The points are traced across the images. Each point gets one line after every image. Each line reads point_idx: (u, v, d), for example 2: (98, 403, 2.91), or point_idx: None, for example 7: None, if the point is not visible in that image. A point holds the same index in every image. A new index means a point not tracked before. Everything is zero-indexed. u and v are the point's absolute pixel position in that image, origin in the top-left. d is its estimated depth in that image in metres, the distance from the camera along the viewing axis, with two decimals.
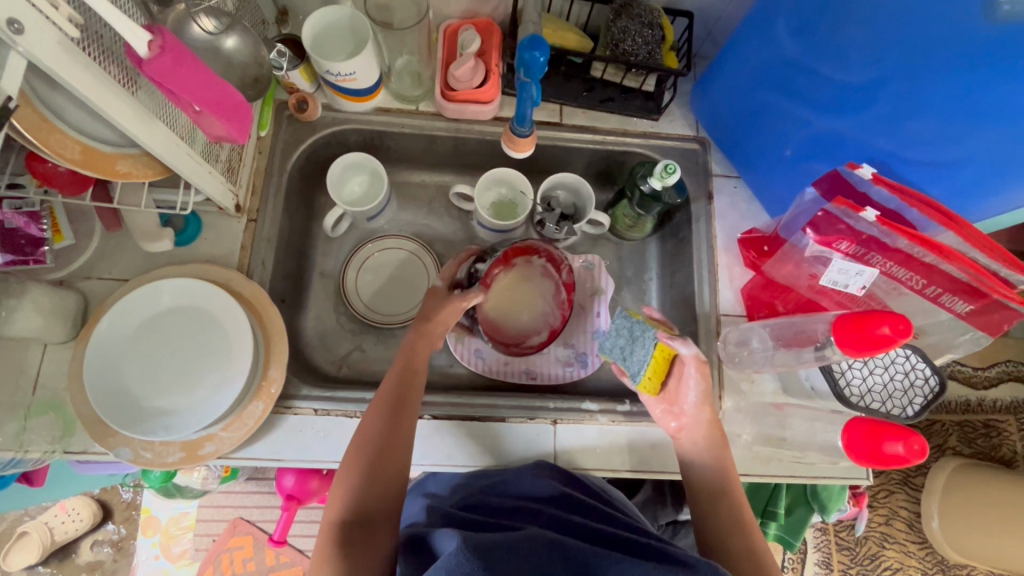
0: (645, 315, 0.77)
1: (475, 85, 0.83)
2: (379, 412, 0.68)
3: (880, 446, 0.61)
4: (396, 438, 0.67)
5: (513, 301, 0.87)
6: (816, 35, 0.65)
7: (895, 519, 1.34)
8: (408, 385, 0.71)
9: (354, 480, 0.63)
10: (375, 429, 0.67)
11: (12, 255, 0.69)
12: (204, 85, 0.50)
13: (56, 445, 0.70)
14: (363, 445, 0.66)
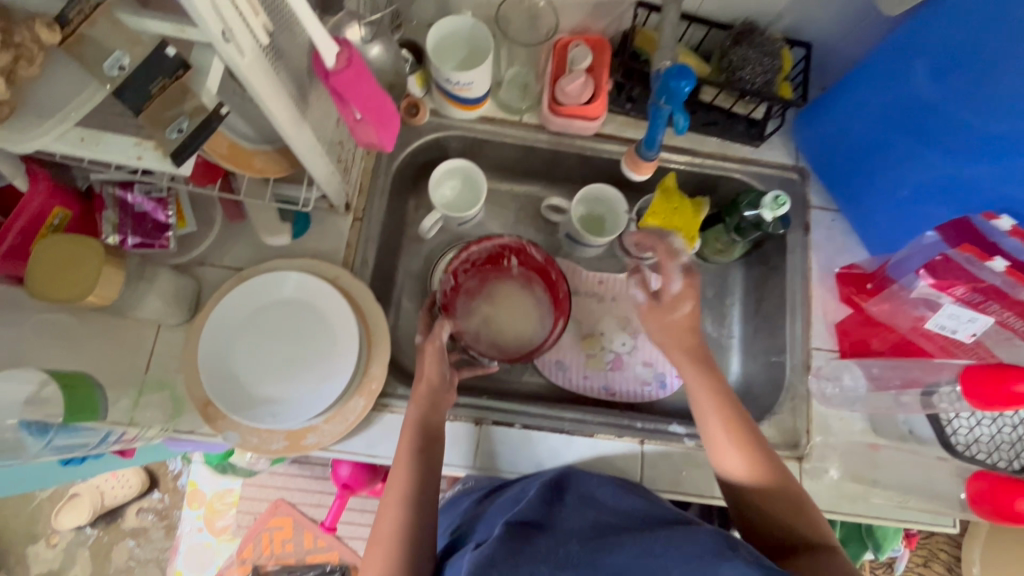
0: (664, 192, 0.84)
1: (583, 101, 0.83)
2: (409, 462, 0.67)
3: (1012, 502, 0.67)
4: (428, 487, 0.67)
5: (500, 316, 0.85)
6: (958, 82, 0.64)
7: (933, 561, 1.25)
8: (432, 428, 0.70)
9: (386, 536, 0.64)
10: (405, 483, 0.66)
11: (141, 238, 0.72)
12: (370, 96, 0.52)
13: (168, 423, 0.72)
14: (397, 498, 0.65)
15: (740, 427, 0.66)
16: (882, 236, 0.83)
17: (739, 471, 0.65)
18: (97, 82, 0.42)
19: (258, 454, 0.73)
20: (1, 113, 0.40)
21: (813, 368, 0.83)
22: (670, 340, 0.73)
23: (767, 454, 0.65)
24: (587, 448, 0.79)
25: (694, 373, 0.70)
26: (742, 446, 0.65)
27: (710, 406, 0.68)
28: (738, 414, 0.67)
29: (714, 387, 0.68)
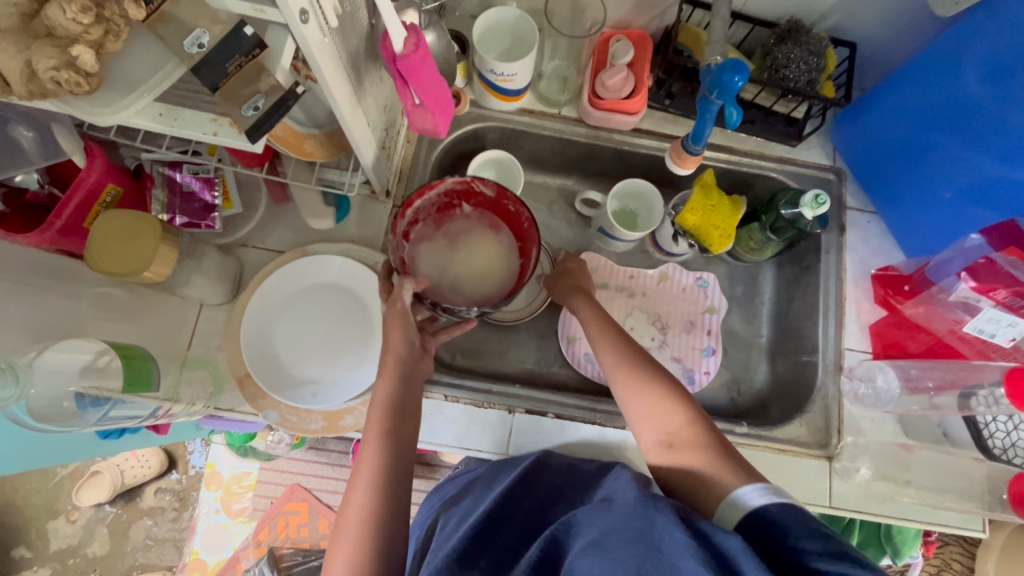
0: (695, 193, 0.84)
1: (624, 96, 0.83)
2: (377, 445, 0.64)
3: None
4: (400, 481, 0.63)
5: (467, 262, 0.71)
6: (1010, 85, 0.64)
7: (946, 571, 1.24)
8: (402, 403, 0.67)
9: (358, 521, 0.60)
10: (375, 465, 0.62)
11: (188, 218, 0.75)
12: (431, 81, 0.53)
13: (208, 400, 0.73)
14: (366, 488, 0.62)
15: (647, 368, 0.66)
16: (919, 238, 0.83)
17: (652, 410, 0.62)
18: (176, 58, 0.43)
19: (296, 433, 0.74)
20: (90, 85, 0.40)
21: (845, 368, 0.83)
22: (581, 297, 0.77)
23: (670, 382, 0.64)
24: (618, 440, 0.80)
25: (597, 325, 0.72)
26: (633, 375, 0.65)
27: (607, 351, 0.69)
28: (641, 357, 0.67)
29: (612, 333, 0.70)
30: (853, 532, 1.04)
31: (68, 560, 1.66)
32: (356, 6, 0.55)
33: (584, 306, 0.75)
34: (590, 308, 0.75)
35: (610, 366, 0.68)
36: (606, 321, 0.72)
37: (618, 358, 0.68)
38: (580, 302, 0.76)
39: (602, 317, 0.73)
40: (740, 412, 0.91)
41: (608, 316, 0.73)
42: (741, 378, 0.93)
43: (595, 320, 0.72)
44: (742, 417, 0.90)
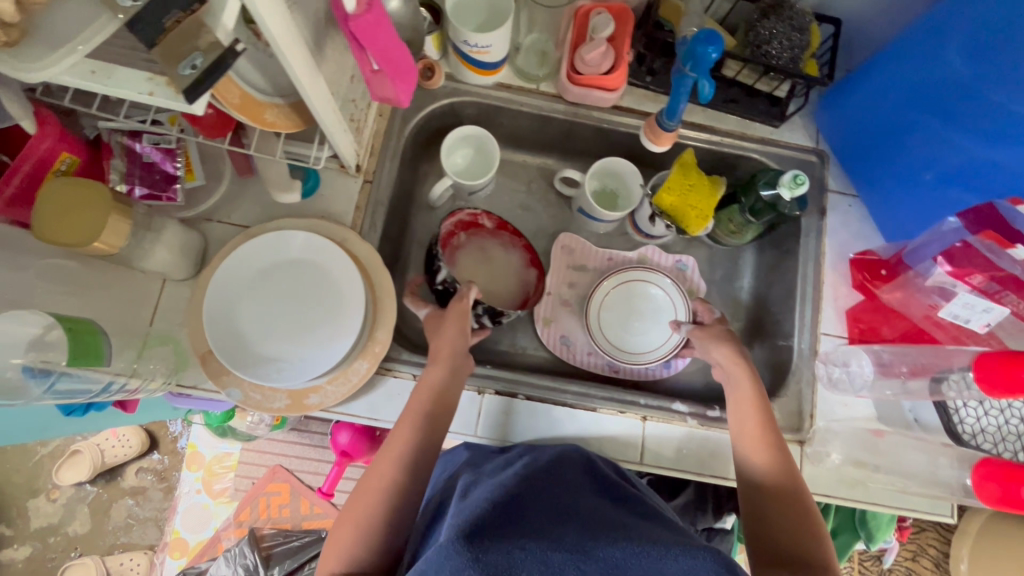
0: (678, 164, 0.82)
1: (603, 71, 0.81)
2: (415, 424, 0.68)
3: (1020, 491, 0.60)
4: (426, 457, 0.67)
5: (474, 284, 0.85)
6: (994, 61, 0.62)
7: (922, 556, 1.24)
8: (446, 394, 0.71)
9: (373, 488, 0.64)
10: (408, 442, 0.67)
11: (148, 189, 0.72)
12: (390, 45, 0.51)
13: (170, 377, 0.72)
14: (393, 457, 0.66)
15: (778, 453, 0.69)
16: (899, 223, 0.81)
17: (762, 455, 0.69)
18: (110, 13, 0.40)
19: (260, 412, 0.72)
20: (11, 36, 0.38)
21: (820, 353, 0.82)
22: (737, 367, 0.75)
23: (778, 439, 0.70)
24: (589, 422, 0.79)
25: (747, 403, 0.72)
26: (769, 446, 0.69)
27: (753, 430, 0.71)
28: (778, 441, 0.70)
29: (762, 414, 0.71)
30: (828, 517, 1.04)
31: (48, 538, 1.65)
32: None
33: (737, 379, 0.74)
34: (746, 380, 0.74)
35: (746, 440, 0.71)
36: (758, 399, 0.72)
37: (759, 436, 0.70)
38: (733, 373, 0.75)
39: (759, 401, 0.72)
40: (716, 395, 0.91)
41: (761, 394, 0.73)
42: None
43: (744, 398, 0.73)
44: (717, 401, 0.90)
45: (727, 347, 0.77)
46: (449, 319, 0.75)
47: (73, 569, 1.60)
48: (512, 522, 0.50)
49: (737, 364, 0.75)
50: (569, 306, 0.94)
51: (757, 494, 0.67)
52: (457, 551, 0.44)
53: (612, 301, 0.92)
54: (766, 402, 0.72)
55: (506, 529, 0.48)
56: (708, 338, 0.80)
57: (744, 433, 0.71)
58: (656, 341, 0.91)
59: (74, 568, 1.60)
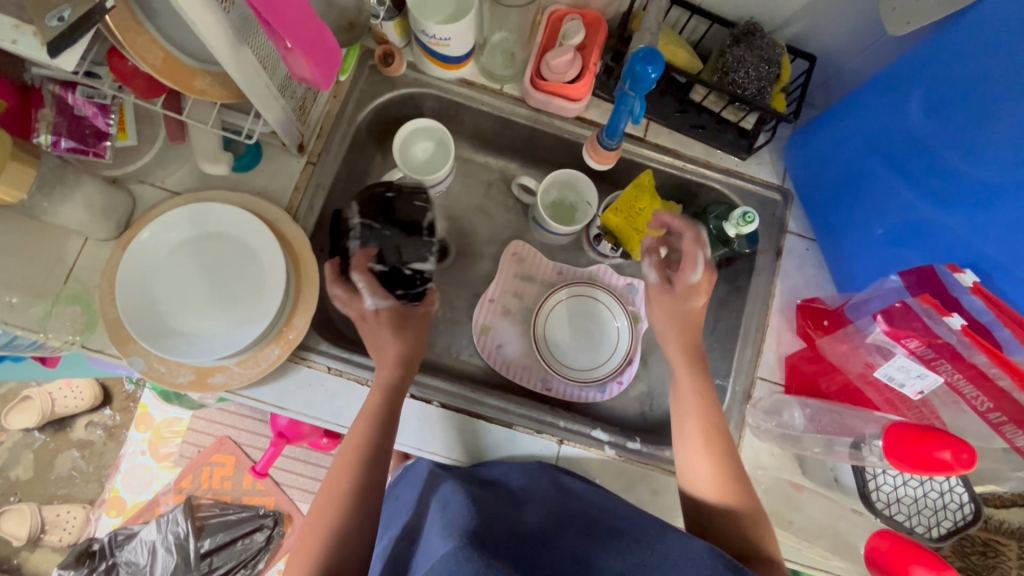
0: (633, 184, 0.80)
1: (567, 80, 0.78)
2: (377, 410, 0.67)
3: (908, 566, 0.64)
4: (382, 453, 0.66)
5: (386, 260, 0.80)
6: (951, 119, 0.59)
7: None
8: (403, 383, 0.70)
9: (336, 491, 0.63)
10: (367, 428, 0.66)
11: (75, 143, 0.69)
12: (303, 24, 0.49)
13: (76, 337, 0.69)
14: (350, 463, 0.64)
15: (738, 487, 0.64)
16: (851, 274, 0.78)
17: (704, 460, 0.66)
18: None
19: (161, 385, 0.69)
20: None
21: (754, 399, 0.80)
22: (691, 400, 0.69)
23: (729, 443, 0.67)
24: (503, 438, 0.76)
25: (698, 434, 0.67)
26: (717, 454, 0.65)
27: (702, 449, 0.66)
28: (744, 479, 0.65)
29: (727, 450, 0.66)
30: None
31: None
32: None
33: (684, 409, 0.69)
34: (696, 413, 0.68)
35: (703, 478, 0.65)
36: (720, 431, 0.67)
37: (713, 471, 0.65)
38: (684, 403, 0.69)
39: (708, 417, 0.67)
40: (648, 427, 0.88)
41: (721, 424, 0.67)
42: (655, 392, 0.90)
43: (697, 430, 0.67)
44: (646, 432, 0.87)
45: (693, 373, 0.70)
46: (400, 313, 0.74)
47: (10, 516, 1.53)
48: (505, 530, 0.52)
49: (692, 397, 0.69)
50: (509, 315, 0.91)
51: (706, 507, 0.64)
52: (470, 556, 0.46)
53: (557, 313, 0.90)
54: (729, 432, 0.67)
55: (505, 538, 0.50)
56: (682, 360, 0.71)
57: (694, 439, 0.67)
58: (597, 362, 0.89)
59: (9, 514, 1.53)
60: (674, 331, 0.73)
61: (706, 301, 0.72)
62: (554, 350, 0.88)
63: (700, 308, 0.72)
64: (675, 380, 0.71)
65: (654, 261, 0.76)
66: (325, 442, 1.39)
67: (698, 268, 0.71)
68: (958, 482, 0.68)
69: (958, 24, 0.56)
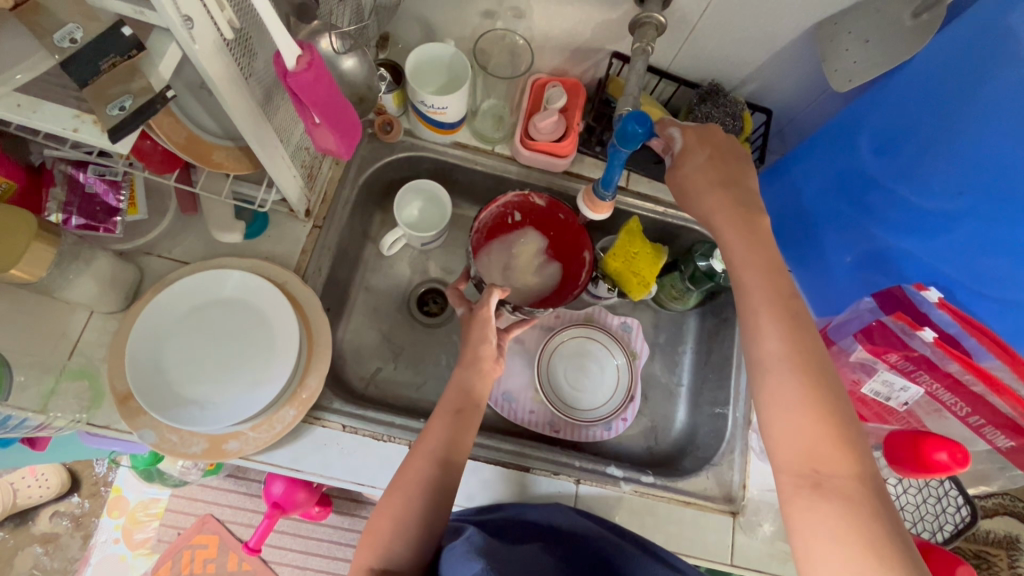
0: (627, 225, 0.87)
1: (554, 139, 0.85)
2: (447, 422, 0.68)
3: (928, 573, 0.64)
4: (436, 487, 0.64)
5: (524, 261, 0.83)
6: (899, 158, 0.68)
7: None
8: (475, 393, 0.71)
9: (376, 538, 0.63)
10: (422, 469, 0.65)
11: (86, 220, 0.71)
12: (332, 103, 0.54)
13: (82, 414, 0.68)
14: (395, 507, 0.63)
15: (852, 482, 0.49)
16: (826, 299, 0.84)
17: (778, 382, 0.54)
18: (46, 52, 0.43)
19: (172, 456, 0.68)
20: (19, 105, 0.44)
21: (753, 423, 0.84)
22: (782, 369, 0.54)
23: (833, 382, 0.53)
24: (521, 483, 0.77)
25: (792, 407, 0.52)
26: (811, 385, 0.53)
27: (788, 375, 0.53)
28: (863, 478, 0.49)
29: (836, 437, 0.50)
30: None
31: None
32: (257, 36, 0.57)
33: (774, 378, 0.54)
34: (795, 383, 0.53)
35: (792, 477, 0.51)
36: (824, 412, 0.51)
37: (810, 467, 0.50)
38: (773, 374, 0.54)
39: (791, 335, 0.55)
40: (656, 460, 0.90)
41: (828, 400, 0.52)
42: (658, 426, 0.93)
43: (792, 405, 0.52)
44: (654, 466, 0.89)
45: (786, 341, 0.55)
46: None
47: None
48: None
49: (784, 368, 0.54)
50: (513, 359, 0.93)
51: (805, 446, 0.51)
52: None
53: (558, 354, 0.94)
54: (846, 408, 0.52)
55: None
56: (771, 323, 0.56)
57: (783, 357, 0.54)
58: (601, 399, 0.92)
59: None
60: (735, 234, 0.62)
61: (708, 159, 0.66)
62: (558, 390, 0.91)
63: (700, 168, 0.66)
64: (754, 347, 0.57)
65: (658, 139, 0.70)
66: (317, 510, 1.32)
67: (679, 137, 0.68)
68: (951, 485, 0.74)
69: (892, 80, 0.66)
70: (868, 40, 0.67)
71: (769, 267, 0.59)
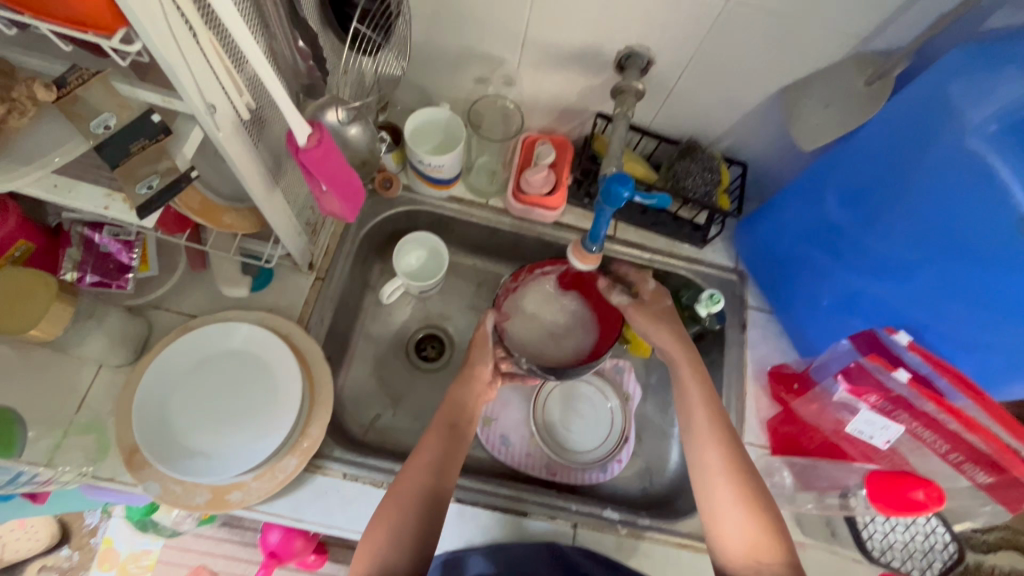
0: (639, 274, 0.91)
1: (544, 193, 0.90)
2: (442, 435, 0.72)
3: None
4: (435, 531, 0.65)
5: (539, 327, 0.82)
6: (863, 209, 0.73)
7: None
8: (466, 407, 0.76)
9: (371, 547, 0.63)
10: (416, 494, 0.65)
11: (99, 277, 0.74)
12: (340, 175, 0.59)
13: (88, 467, 0.69)
14: (393, 524, 0.64)
15: (782, 565, 0.60)
16: (808, 339, 0.88)
17: (720, 490, 0.65)
18: (81, 138, 0.47)
19: (176, 508, 0.69)
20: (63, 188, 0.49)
21: None
22: (721, 479, 0.66)
23: (756, 482, 0.66)
24: (520, 528, 0.78)
25: (732, 511, 0.64)
26: (741, 491, 0.65)
27: (721, 482, 0.66)
28: (791, 562, 0.61)
29: (770, 534, 0.62)
30: None
31: None
32: (269, 114, 0.62)
33: (713, 486, 0.66)
34: (727, 490, 0.65)
35: (739, 566, 0.62)
36: (756, 509, 0.63)
37: (752, 559, 0.61)
38: (712, 484, 0.66)
39: (723, 446, 0.67)
40: (652, 502, 0.92)
41: (755, 499, 0.64)
42: (653, 467, 0.94)
43: (732, 509, 0.64)
44: (650, 508, 0.90)
45: (721, 451, 0.67)
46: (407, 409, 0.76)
47: None
48: None
49: (721, 478, 0.66)
50: (509, 404, 0.96)
51: (744, 539, 0.62)
52: None
53: (553, 398, 0.97)
54: None
55: None
56: (708, 433, 0.69)
57: (716, 469, 0.67)
58: (595, 442, 0.94)
59: None
60: None
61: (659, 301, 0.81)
62: (552, 435, 0.94)
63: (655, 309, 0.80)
64: (698, 457, 0.68)
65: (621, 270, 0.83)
66: (313, 559, 1.30)
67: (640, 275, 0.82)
68: (938, 522, 0.78)
69: (852, 139, 0.71)
70: (828, 105, 0.73)
71: (704, 385, 0.73)
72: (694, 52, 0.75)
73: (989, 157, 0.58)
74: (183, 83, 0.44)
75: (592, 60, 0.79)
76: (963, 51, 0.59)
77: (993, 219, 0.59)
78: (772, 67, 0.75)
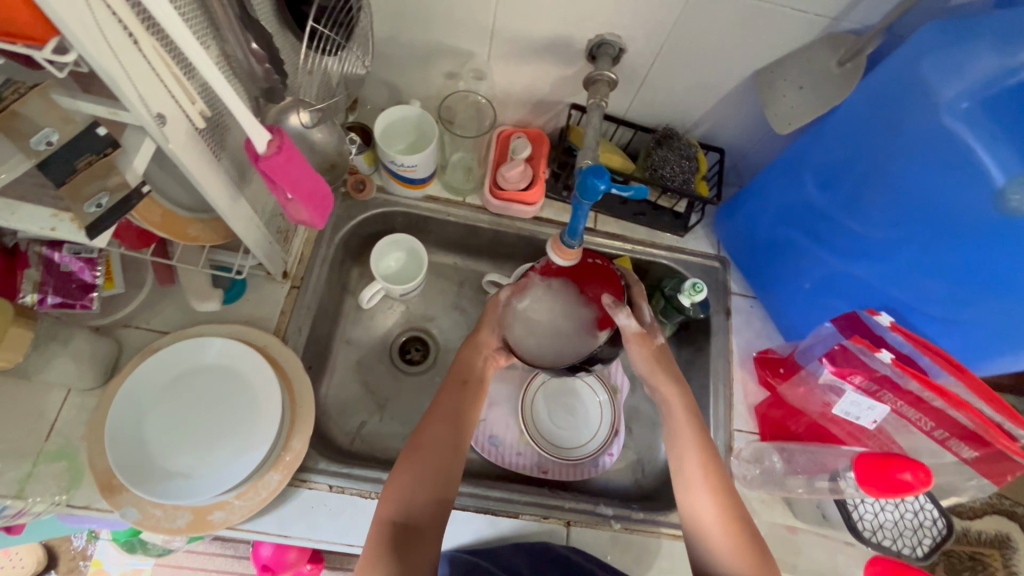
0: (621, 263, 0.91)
1: (521, 188, 0.89)
2: (455, 389, 0.74)
3: None
4: (451, 478, 0.66)
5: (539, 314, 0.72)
6: (842, 189, 0.72)
7: None
8: (476, 367, 0.77)
9: (397, 488, 0.64)
10: (430, 443, 0.67)
11: (62, 298, 0.70)
12: (305, 178, 0.57)
13: (61, 496, 0.67)
14: (412, 473, 0.65)
15: None
16: (792, 323, 0.88)
17: (718, 540, 0.65)
18: (24, 156, 0.45)
19: (156, 533, 0.67)
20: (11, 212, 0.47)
21: (735, 450, 0.85)
22: (716, 530, 0.65)
23: (749, 530, 0.66)
24: (512, 529, 0.77)
25: (732, 563, 0.64)
26: (738, 541, 0.64)
27: (716, 527, 0.65)
28: None
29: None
30: None
31: None
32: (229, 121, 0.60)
33: (706, 540, 0.66)
34: (724, 539, 0.65)
35: None
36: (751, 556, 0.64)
37: None
38: (706, 533, 0.66)
39: (713, 490, 0.67)
40: (644, 494, 0.91)
41: (750, 547, 0.64)
42: (644, 459, 0.94)
43: (730, 561, 0.63)
44: (643, 500, 0.90)
45: (716, 496, 0.67)
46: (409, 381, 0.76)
47: None
48: None
49: (718, 530, 0.65)
50: (497, 404, 0.95)
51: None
52: None
53: (541, 395, 0.95)
54: None
55: None
56: (700, 476, 0.68)
57: (711, 522, 0.66)
58: (585, 438, 0.93)
59: None
60: None
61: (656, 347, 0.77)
62: (541, 434, 0.93)
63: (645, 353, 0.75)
64: (689, 505, 0.68)
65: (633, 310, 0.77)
66: None
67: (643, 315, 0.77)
68: (926, 500, 0.77)
69: (827, 120, 0.71)
70: (802, 87, 0.73)
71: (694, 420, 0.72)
72: (666, 39, 0.73)
73: (961, 133, 0.57)
74: (126, 93, 0.42)
75: (563, 51, 0.77)
76: (937, 27, 0.58)
77: (969, 194, 0.58)
78: (745, 50, 0.74)
